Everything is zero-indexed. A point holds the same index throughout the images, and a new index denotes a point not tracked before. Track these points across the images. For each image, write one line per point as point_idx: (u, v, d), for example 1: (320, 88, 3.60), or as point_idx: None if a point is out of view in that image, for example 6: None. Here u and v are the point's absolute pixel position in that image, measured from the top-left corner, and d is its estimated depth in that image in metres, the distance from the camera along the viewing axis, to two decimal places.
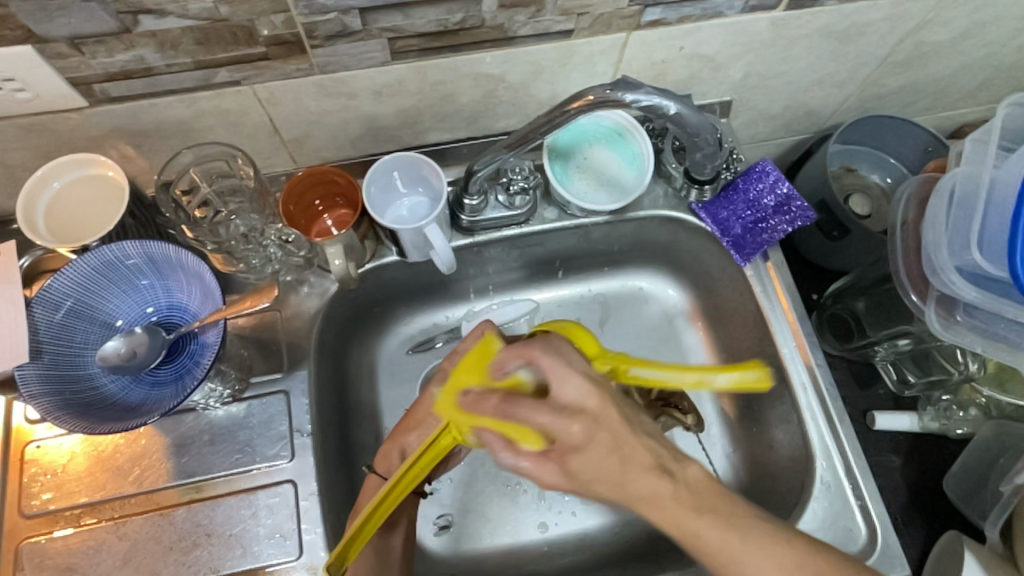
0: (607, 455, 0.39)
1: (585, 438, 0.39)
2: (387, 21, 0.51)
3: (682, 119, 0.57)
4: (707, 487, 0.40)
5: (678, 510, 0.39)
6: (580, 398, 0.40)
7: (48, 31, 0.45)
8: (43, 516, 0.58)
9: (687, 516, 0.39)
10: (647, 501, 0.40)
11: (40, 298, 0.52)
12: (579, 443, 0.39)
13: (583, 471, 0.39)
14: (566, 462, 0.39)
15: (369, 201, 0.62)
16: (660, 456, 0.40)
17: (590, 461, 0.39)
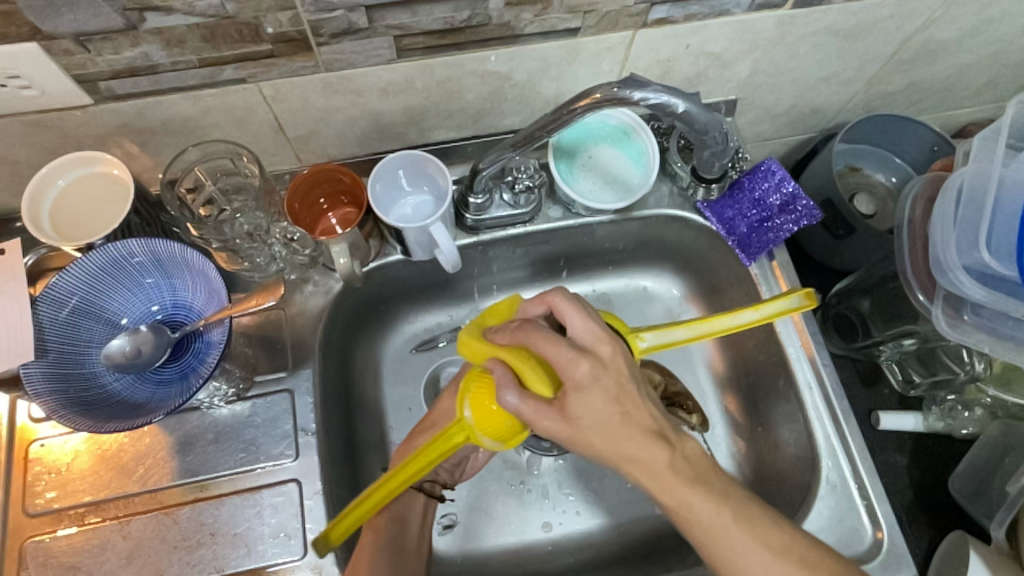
0: (607, 401, 0.44)
1: (591, 378, 0.44)
2: (394, 19, 0.51)
3: (691, 117, 0.56)
4: (700, 462, 0.48)
5: (673, 477, 0.46)
6: (591, 342, 0.45)
7: (54, 28, 0.45)
8: (47, 515, 0.57)
9: (679, 483, 0.46)
10: (644, 464, 0.46)
11: (45, 296, 0.51)
12: (583, 382, 0.44)
13: (582, 414, 0.44)
14: (567, 401, 0.44)
15: (374, 200, 0.62)
16: (661, 427, 0.47)
17: (589, 403, 0.44)
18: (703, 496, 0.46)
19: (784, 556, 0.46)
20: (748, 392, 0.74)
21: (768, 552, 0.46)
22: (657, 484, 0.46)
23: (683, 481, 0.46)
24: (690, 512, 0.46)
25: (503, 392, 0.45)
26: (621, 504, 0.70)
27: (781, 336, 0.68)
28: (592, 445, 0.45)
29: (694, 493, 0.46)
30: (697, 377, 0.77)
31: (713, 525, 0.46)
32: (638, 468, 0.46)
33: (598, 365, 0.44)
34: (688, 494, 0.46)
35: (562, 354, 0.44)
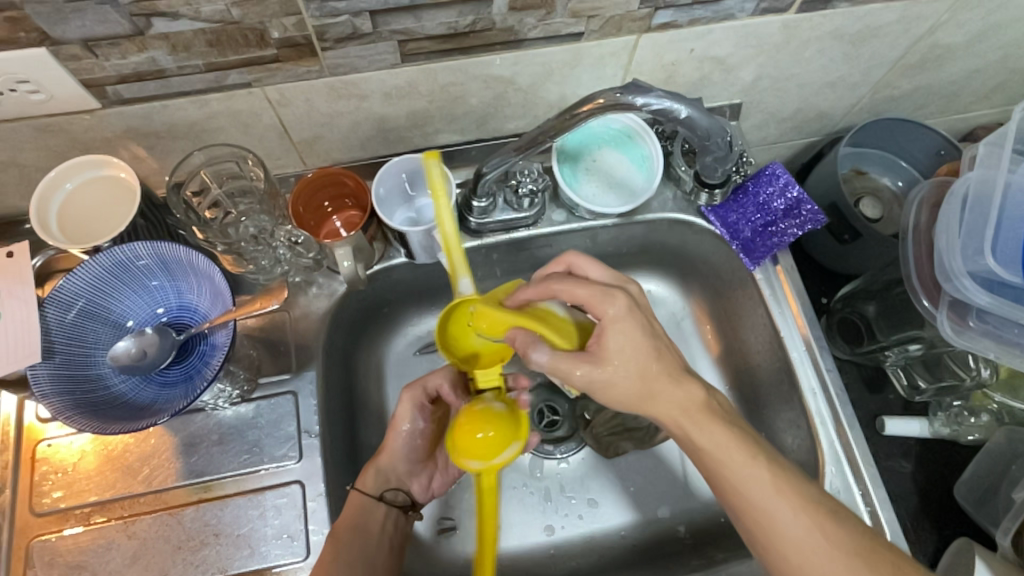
0: (643, 331, 0.48)
1: (626, 311, 0.48)
2: (399, 24, 0.51)
3: (693, 123, 0.57)
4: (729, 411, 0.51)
5: (706, 416, 0.49)
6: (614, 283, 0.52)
7: (62, 34, 0.46)
8: (54, 514, 0.58)
9: (712, 425, 0.49)
10: (681, 403, 0.49)
11: (53, 298, 0.52)
12: (619, 315, 0.48)
13: (618, 350, 0.48)
14: (604, 334, 0.48)
15: (378, 204, 0.62)
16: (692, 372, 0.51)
17: (627, 336, 0.48)
18: (733, 442, 0.48)
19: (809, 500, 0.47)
20: (752, 399, 0.73)
21: (794, 496, 0.47)
22: (690, 423, 0.49)
23: (716, 422, 0.49)
24: (725, 456, 0.48)
25: (533, 353, 0.48)
26: (623, 508, 0.70)
27: (786, 341, 0.68)
28: (626, 388, 0.48)
29: (725, 438, 0.48)
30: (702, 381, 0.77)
31: (743, 467, 0.48)
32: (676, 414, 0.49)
33: (629, 300, 0.49)
34: (719, 434, 0.48)
35: (587, 292, 0.49)
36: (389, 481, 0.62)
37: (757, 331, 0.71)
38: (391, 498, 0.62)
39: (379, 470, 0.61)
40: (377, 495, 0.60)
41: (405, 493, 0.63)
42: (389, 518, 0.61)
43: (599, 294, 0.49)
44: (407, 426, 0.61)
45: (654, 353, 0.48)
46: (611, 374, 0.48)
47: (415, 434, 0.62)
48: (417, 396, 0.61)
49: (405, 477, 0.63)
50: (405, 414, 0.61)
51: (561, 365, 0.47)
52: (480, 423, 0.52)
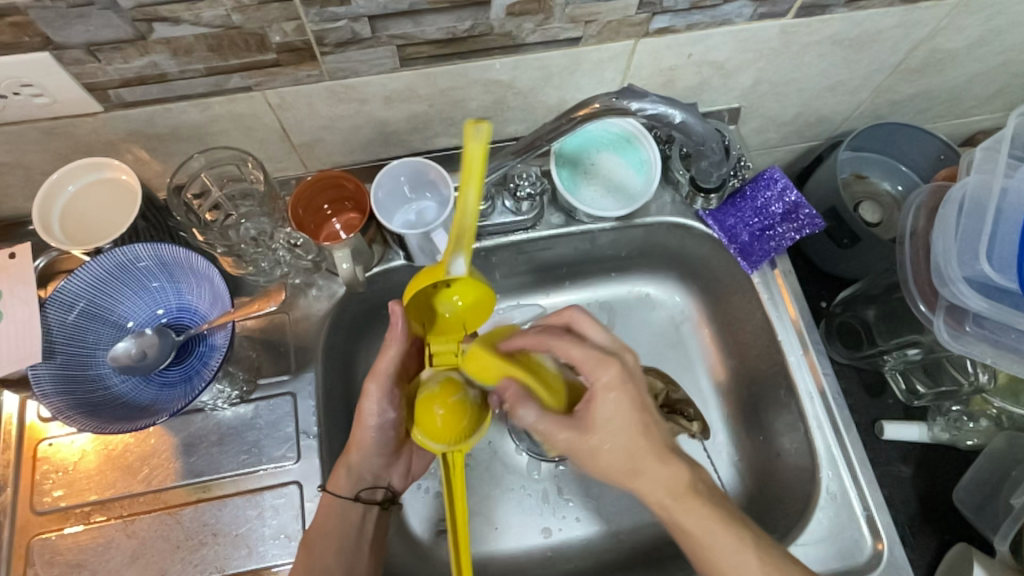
0: (635, 407, 0.49)
1: (620, 382, 0.49)
2: (398, 29, 0.51)
3: (688, 127, 0.58)
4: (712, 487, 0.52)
5: (690, 498, 0.50)
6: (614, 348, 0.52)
7: (66, 38, 0.46)
8: (54, 513, 0.59)
9: (697, 506, 0.50)
10: (666, 481, 0.50)
11: (53, 299, 0.52)
12: (613, 385, 0.49)
13: (606, 421, 0.49)
14: (595, 404, 0.49)
15: (377, 206, 0.62)
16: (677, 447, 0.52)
17: (616, 410, 0.49)
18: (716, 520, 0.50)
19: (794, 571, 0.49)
20: (750, 402, 0.73)
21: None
22: (674, 507, 0.50)
23: (700, 502, 0.50)
24: (708, 537, 0.50)
25: (521, 409, 0.48)
26: (619, 512, 0.70)
27: (782, 344, 0.68)
28: (611, 459, 0.49)
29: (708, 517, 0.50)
30: (698, 385, 0.76)
31: (727, 544, 0.49)
32: (657, 493, 0.50)
33: (624, 371, 0.50)
34: (702, 516, 0.50)
35: (589, 358, 0.50)
36: (364, 481, 0.60)
37: (754, 334, 0.71)
38: (367, 497, 0.60)
39: (352, 470, 0.59)
40: (351, 496, 0.59)
41: (384, 488, 0.62)
42: (370, 516, 0.60)
43: (596, 360, 0.50)
44: (376, 419, 0.57)
45: (643, 427, 0.50)
46: (596, 442, 0.49)
47: (386, 424, 0.58)
48: (384, 387, 0.55)
49: (381, 473, 0.61)
50: (373, 406, 0.57)
51: (546, 426, 0.49)
52: (452, 411, 0.50)
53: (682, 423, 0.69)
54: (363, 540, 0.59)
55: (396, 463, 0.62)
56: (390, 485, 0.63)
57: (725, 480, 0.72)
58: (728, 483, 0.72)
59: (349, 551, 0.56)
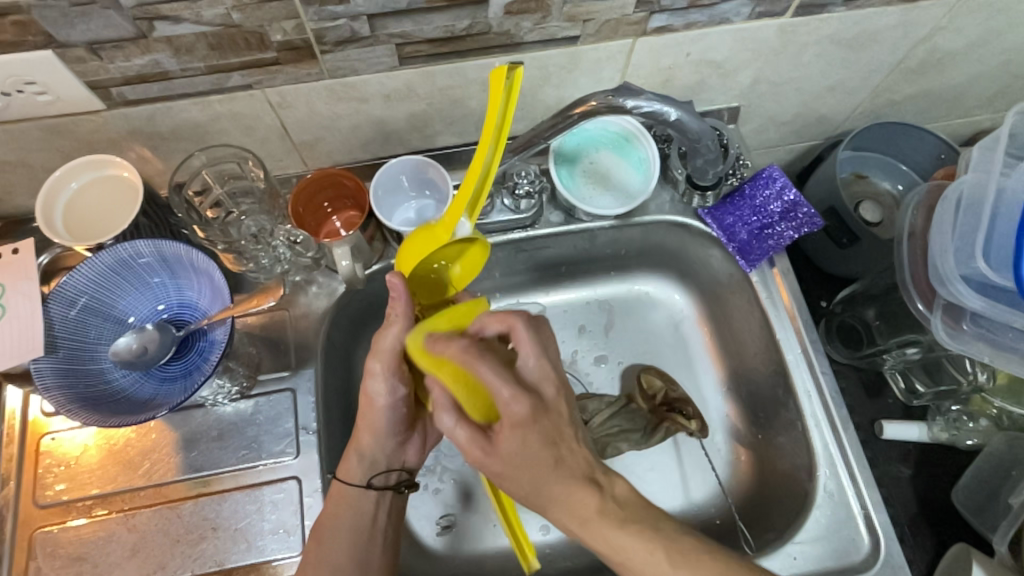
0: (543, 443, 0.45)
1: (530, 416, 0.45)
2: (397, 28, 0.52)
3: (683, 125, 0.58)
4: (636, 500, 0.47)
5: (603, 522, 0.45)
6: (539, 378, 0.47)
7: (68, 37, 0.47)
8: (57, 506, 0.59)
9: (610, 527, 0.45)
10: (573, 508, 0.45)
11: (56, 295, 0.53)
12: (523, 420, 0.45)
13: (511, 450, 0.45)
14: (502, 434, 0.45)
15: (376, 204, 0.63)
16: (594, 471, 0.46)
17: (524, 442, 0.45)
18: (635, 537, 0.44)
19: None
20: (750, 400, 0.73)
21: None
22: (586, 528, 0.45)
23: (611, 523, 0.45)
24: (622, 555, 0.45)
25: (442, 416, 0.47)
26: None
27: (781, 343, 0.68)
28: (520, 487, 0.46)
29: (627, 537, 0.44)
30: (697, 383, 0.76)
31: (644, 561, 0.44)
32: (566, 510, 0.45)
33: (537, 406, 0.45)
34: (617, 538, 0.44)
35: (500, 389, 0.45)
36: (376, 466, 0.59)
37: (754, 333, 0.72)
38: (380, 484, 0.59)
39: (363, 457, 0.58)
40: (364, 484, 0.58)
41: (398, 471, 0.60)
42: (384, 503, 0.59)
43: (507, 390, 0.45)
44: (386, 397, 0.56)
45: (552, 460, 0.45)
46: (504, 469, 0.46)
47: (397, 402, 0.57)
48: (388, 364, 0.54)
49: (393, 459, 0.60)
50: (380, 386, 0.56)
51: (459, 438, 0.47)
52: None
53: (681, 421, 0.70)
54: (376, 531, 0.57)
55: (408, 441, 0.61)
56: (405, 466, 0.61)
57: (723, 479, 0.72)
58: (727, 481, 0.72)
59: (361, 545, 0.56)
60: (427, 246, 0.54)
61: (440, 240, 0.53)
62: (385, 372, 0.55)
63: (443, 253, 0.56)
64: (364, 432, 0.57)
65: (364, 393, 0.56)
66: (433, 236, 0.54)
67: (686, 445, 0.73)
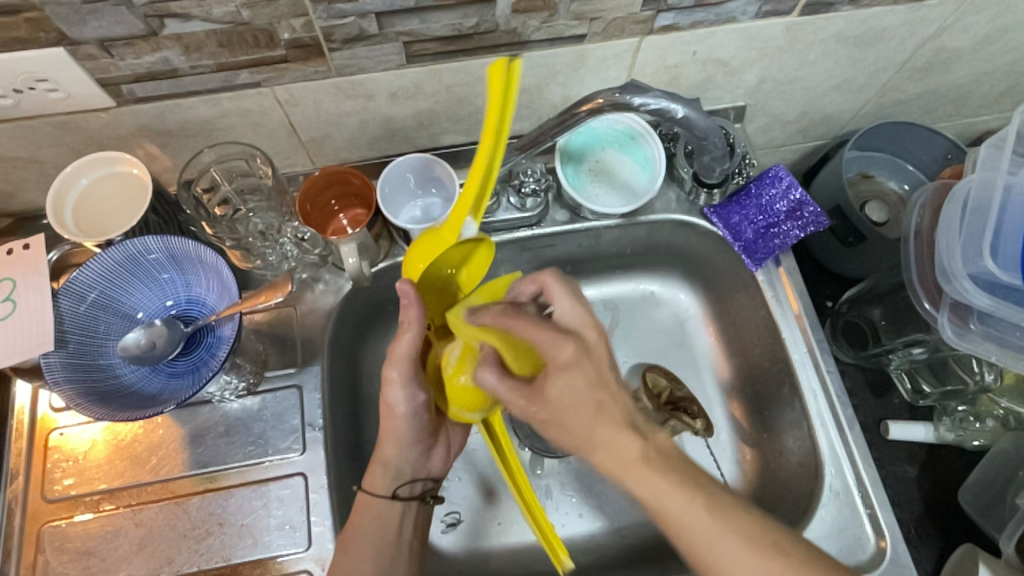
0: (588, 382, 0.45)
1: (578, 360, 0.46)
2: (404, 25, 0.52)
3: (690, 123, 0.58)
4: (675, 456, 0.45)
5: (643, 468, 0.43)
6: (577, 324, 0.49)
7: (80, 34, 0.47)
8: (65, 501, 0.60)
9: (651, 475, 0.43)
10: (614, 452, 0.44)
11: (66, 289, 0.54)
12: (569, 363, 0.46)
13: (559, 396, 0.46)
14: (549, 380, 0.46)
15: (383, 201, 0.63)
16: (633, 419, 0.46)
17: (571, 383, 0.45)
18: (675, 487, 0.43)
19: (758, 544, 0.42)
20: (755, 399, 0.73)
21: (741, 540, 0.42)
22: (628, 477, 0.44)
23: (652, 469, 0.43)
24: (662, 504, 0.43)
25: (481, 373, 0.48)
26: (623, 509, 0.70)
27: (787, 342, 0.68)
28: (566, 429, 0.46)
29: (666, 483, 0.43)
30: (702, 382, 0.76)
31: (683, 513, 0.42)
32: (607, 458, 0.45)
33: (582, 348, 0.46)
34: (658, 486, 0.43)
35: (546, 337, 0.46)
36: (401, 476, 0.58)
37: (759, 332, 0.72)
38: (405, 494, 0.59)
39: (387, 466, 0.58)
40: (389, 494, 0.58)
41: (423, 480, 0.60)
42: (409, 512, 0.59)
43: (555, 338, 0.46)
44: (406, 405, 0.55)
45: (597, 401, 0.45)
46: (552, 414, 0.46)
47: (419, 409, 0.56)
48: (410, 372, 0.54)
49: (418, 467, 0.59)
50: (399, 394, 0.55)
51: (502, 390, 0.48)
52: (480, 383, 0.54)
53: (686, 420, 0.69)
54: (403, 541, 0.57)
55: (432, 450, 0.60)
56: (430, 474, 0.61)
57: (728, 478, 0.72)
58: (732, 480, 0.72)
59: (387, 553, 0.55)
60: (433, 250, 0.54)
61: (446, 244, 0.54)
62: (403, 379, 0.54)
63: (450, 257, 0.55)
64: (386, 442, 0.57)
65: (384, 404, 0.56)
66: (439, 240, 0.54)
67: (691, 444, 0.73)
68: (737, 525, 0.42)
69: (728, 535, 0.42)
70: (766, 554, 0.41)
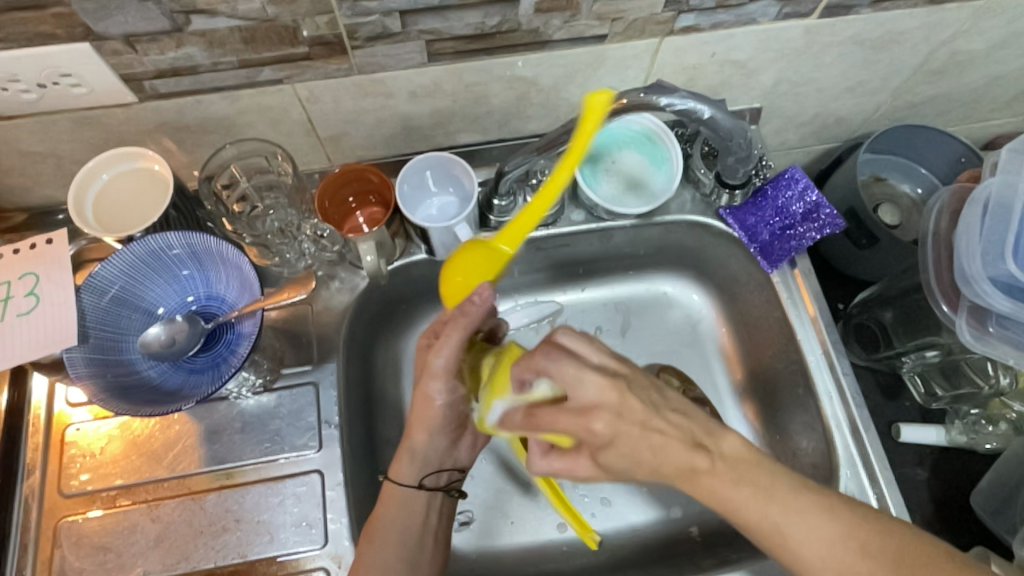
0: (636, 448, 0.43)
1: (611, 432, 0.43)
2: (427, 24, 0.52)
3: (715, 123, 0.58)
4: (741, 456, 0.43)
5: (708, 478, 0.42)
6: (598, 395, 0.43)
7: (106, 29, 0.47)
8: (82, 496, 0.60)
9: (723, 486, 0.42)
10: (684, 477, 0.43)
11: (89, 284, 0.54)
12: (606, 438, 0.43)
13: (617, 464, 0.44)
14: (600, 457, 0.44)
15: (401, 199, 0.63)
16: (694, 435, 0.44)
17: (621, 453, 0.43)
18: (749, 493, 0.41)
19: (840, 544, 0.39)
20: (768, 401, 0.73)
21: (822, 538, 0.40)
22: (701, 494, 0.43)
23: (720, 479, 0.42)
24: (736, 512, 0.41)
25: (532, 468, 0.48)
26: (636, 508, 0.71)
27: (802, 344, 0.68)
28: (639, 479, 0.45)
29: (739, 493, 0.41)
30: (715, 384, 0.77)
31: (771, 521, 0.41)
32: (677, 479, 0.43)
33: (612, 418, 0.43)
34: (730, 496, 0.41)
35: (570, 422, 0.44)
36: (428, 467, 0.58)
37: (773, 334, 0.72)
38: (430, 484, 0.59)
39: (414, 454, 0.57)
40: (415, 484, 0.57)
41: (449, 471, 0.60)
42: (434, 503, 0.59)
43: (579, 423, 0.43)
44: (445, 398, 0.55)
45: (659, 452, 0.43)
46: (615, 475, 0.45)
47: (455, 401, 0.56)
48: (456, 367, 0.54)
49: (444, 458, 0.60)
50: (439, 386, 0.55)
51: (558, 471, 0.46)
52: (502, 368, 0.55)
53: None
54: (427, 532, 0.57)
55: (460, 440, 0.61)
56: (457, 464, 0.61)
57: None
58: None
59: (410, 544, 0.55)
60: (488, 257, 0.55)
61: (499, 258, 0.55)
62: (446, 373, 0.54)
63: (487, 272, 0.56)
64: (418, 430, 0.57)
65: (422, 396, 0.55)
66: (494, 253, 0.55)
67: None
68: (817, 528, 0.40)
69: (815, 544, 0.40)
70: (850, 554, 0.39)
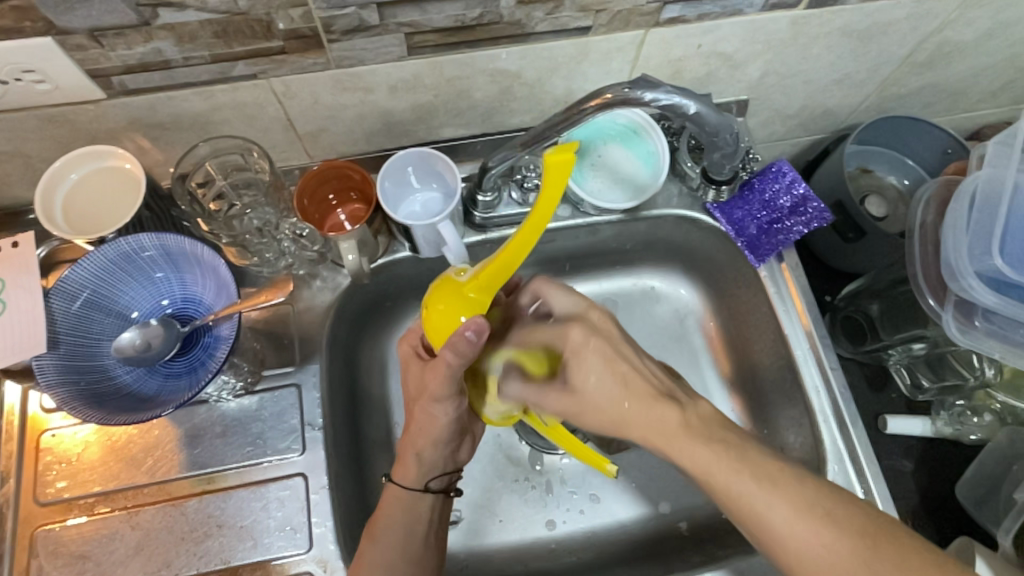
0: (602, 361, 0.51)
1: (582, 340, 0.52)
2: (405, 16, 0.51)
3: (701, 118, 0.57)
4: (713, 422, 0.47)
5: (686, 438, 0.46)
6: (575, 310, 0.55)
7: (68, 23, 0.45)
8: (58, 504, 0.58)
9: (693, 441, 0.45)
10: (655, 427, 0.47)
11: (58, 289, 0.52)
12: (579, 346, 0.52)
13: (584, 380, 0.51)
14: (570, 371, 0.52)
15: (382, 196, 0.61)
16: (669, 389, 0.50)
17: (588, 367, 0.51)
18: (717, 453, 0.44)
19: (793, 507, 0.41)
20: (754, 395, 0.73)
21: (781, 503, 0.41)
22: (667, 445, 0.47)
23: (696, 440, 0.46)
24: (708, 474, 0.44)
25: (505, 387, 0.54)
26: (624, 505, 0.71)
27: (789, 339, 0.68)
28: (600, 412, 0.51)
29: (706, 451, 0.45)
30: (703, 377, 0.76)
31: (731, 485, 0.43)
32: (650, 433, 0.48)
33: (587, 330, 0.53)
34: (699, 451, 0.45)
35: (551, 330, 0.54)
36: (433, 470, 0.58)
37: (761, 328, 0.71)
38: (438, 487, 0.59)
39: (420, 460, 0.57)
40: (421, 487, 0.57)
41: (451, 473, 0.59)
42: (437, 505, 0.58)
43: (559, 331, 0.54)
44: (449, 415, 0.54)
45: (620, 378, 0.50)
46: (581, 401, 0.51)
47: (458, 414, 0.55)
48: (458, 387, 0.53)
49: (447, 461, 0.58)
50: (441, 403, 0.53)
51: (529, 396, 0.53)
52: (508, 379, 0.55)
53: None
54: (430, 534, 0.57)
55: (461, 444, 0.60)
56: (458, 466, 0.60)
57: None
58: None
59: (415, 548, 0.55)
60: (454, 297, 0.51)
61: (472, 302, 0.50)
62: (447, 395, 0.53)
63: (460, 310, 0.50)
64: (422, 437, 0.56)
65: (425, 414, 0.54)
66: (463, 301, 0.50)
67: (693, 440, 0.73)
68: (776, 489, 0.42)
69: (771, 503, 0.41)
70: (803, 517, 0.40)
